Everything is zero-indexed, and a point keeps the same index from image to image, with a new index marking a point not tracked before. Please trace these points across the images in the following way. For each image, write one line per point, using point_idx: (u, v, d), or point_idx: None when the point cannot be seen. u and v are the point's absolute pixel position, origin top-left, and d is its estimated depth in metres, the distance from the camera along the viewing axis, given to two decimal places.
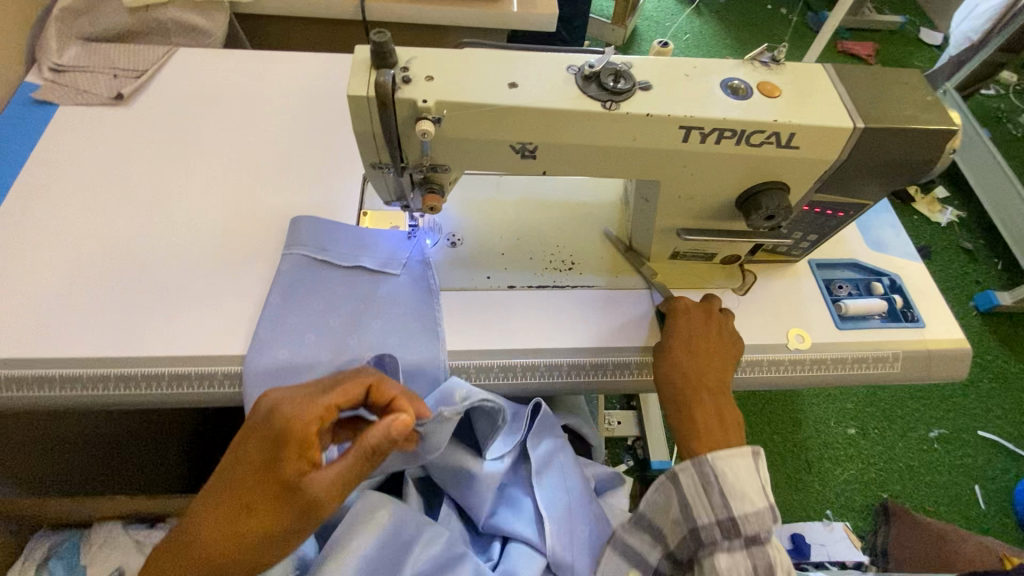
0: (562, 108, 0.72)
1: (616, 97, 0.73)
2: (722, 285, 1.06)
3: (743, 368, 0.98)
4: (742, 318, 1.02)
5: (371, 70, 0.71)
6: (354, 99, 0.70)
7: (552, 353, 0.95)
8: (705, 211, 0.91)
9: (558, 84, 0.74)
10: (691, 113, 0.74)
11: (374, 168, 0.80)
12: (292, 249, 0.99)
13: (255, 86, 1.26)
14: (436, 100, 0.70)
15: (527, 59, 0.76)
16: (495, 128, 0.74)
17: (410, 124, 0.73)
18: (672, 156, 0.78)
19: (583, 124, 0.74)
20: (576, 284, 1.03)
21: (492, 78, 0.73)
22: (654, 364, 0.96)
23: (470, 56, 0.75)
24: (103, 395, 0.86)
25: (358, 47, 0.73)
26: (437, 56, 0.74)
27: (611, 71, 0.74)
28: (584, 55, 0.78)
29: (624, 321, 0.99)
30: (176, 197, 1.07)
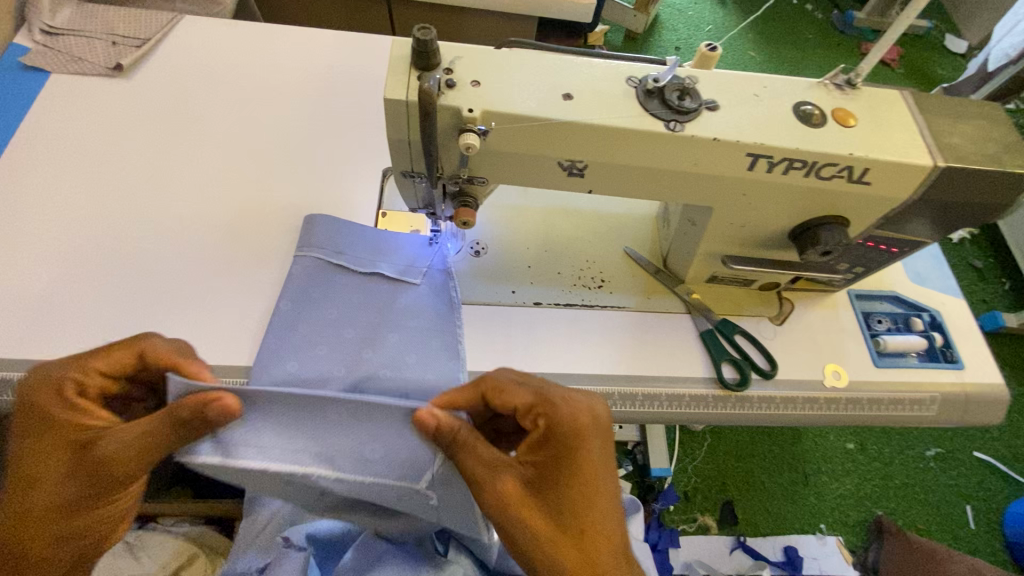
0: (620, 126, 0.65)
1: (681, 117, 0.66)
2: (757, 312, 1.00)
3: (777, 405, 0.93)
4: (778, 351, 0.97)
5: (411, 70, 0.63)
6: (390, 103, 0.62)
7: (576, 379, 0.89)
8: (754, 239, 0.84)
9: (617, 99, 0.66)
10: (761, 140, 0.67)
11: (404, 175, 0.72)
12: (304, 250, 0.92)
13: (267, 64, 1.16)
14: (482, 109, 0.63)
15: (582, 66, 0.68)
16: (543, 143, 0.66)
17: (450, 133, 0.65)
18: (732, 184, 0.72)
19: (642, 144, 0.66)
20: (606, 304, 0.97)
21: (544, 87, 0.65)
22: (685, 396, 0.90)
23: (520, 59, 0.67)
24: None
25: (397, 42, 0.65)
26: (483, 58, 0.66)
27: (676, 86, 0.66)
28: (645, 65, 0.70)
29: (655, 347, 0.93)
30: (178, 185, 0.99)
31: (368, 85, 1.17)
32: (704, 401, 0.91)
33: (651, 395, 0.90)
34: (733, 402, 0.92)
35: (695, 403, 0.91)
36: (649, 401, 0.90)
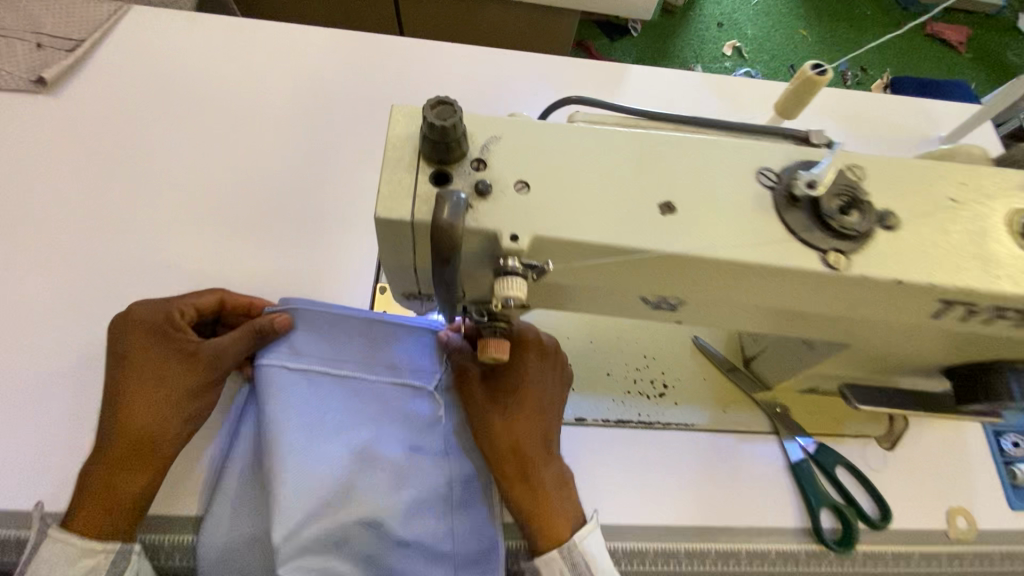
0: (751, 262, 0.41)
1: (846, 245, 0.42)
2: (864, 431, 0.77)
3: (884, 562, 0.72)
4: (890, 488, 0.75)
5: (418, 168, 0.40)
6: (386, 226, 0.39)
7: (628, 532, 0.69)
8: (890, 370, 0.61)
9: (743, 213, 0.42)
10: (969, 284, 0.42)
11: (408, 297, 0.50)
12: (274, 350, 0.69)
13: (237, 73, 0.91)
14: (532, 236, 0.39)
15: (684, 151, 0.43)
16: (622, 278, 0.43)
17: (480, 260, 0.42)
18: (896, 330, 0.48)
19: (774, 286, 0.43)
20: (670, 421, 0.74)
21: (625, 194, 0.41)
22: (769, 553, 0.71)
23: (588, 138, 0.43)
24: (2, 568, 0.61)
25: (395, 114, 0.42)
26: (530, 139, 0.42)
27: (838, 193, 0.42)
28: (778, 145, 0.45)
29: (732, 484, 0.72)
30: (121, 248, 0.77)
31: (365, 101, 0.91)
32: (793, 558, 0.71)
33: (725, 553, 0.71)
34: (830, 560, 0.71)
35: (781, 562, 0.71)
36: (722, 559, 0.71)
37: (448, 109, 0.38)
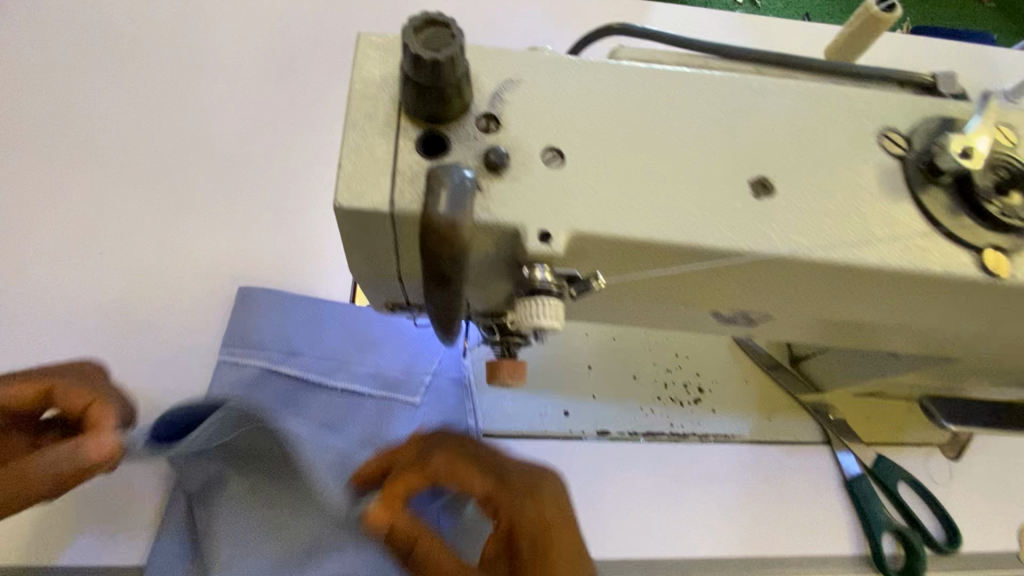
0: (889, 271, 0.28)
1: (1012, 240, 0.30)
2: (927, 437, 0.67)
3: None
4: (960, 503, 0.65)
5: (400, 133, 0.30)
6: (346, 215, 0.26)
7: (669, 568, 0.58)
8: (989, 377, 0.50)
9: (876, 199, 0.29)
10: None
11: (391, 307, 0.38)
12: (239, 354, 0.58)
13: (177, 15, 0.75)
14: (571, 233, 0.26)
15: (763, 88, 0.31)
16: (694, 293, 0.31)
17: (489, 265, 0.28)
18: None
19: (905, 292, 0.30)
20: (708, 434, 0.63)
21: (687, 154, 0.29)
22: None
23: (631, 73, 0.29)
24: None
25: (359, 45, 0.28)
26: (552, 77, 0.29)
27: (997, 157, 0.30)
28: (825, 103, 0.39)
29: (782, 507, 0.61)
30: (40, 233, 0.62)
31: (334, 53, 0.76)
32: None
33: None
34: None
35: None
36: None
37: (445, 38, 0.23)
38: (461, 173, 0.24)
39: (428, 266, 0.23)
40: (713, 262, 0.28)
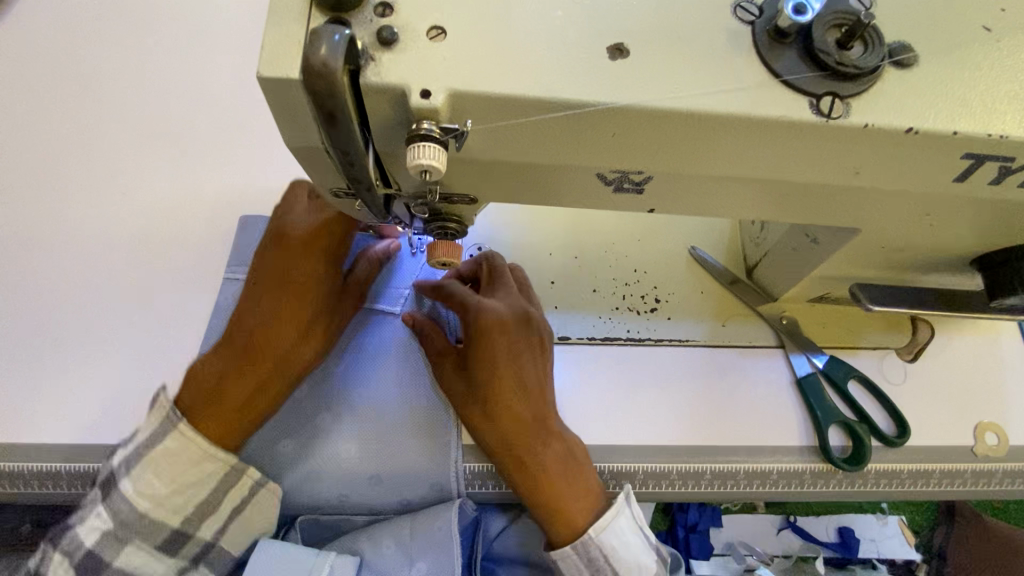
0: (729, 115, 0.33)
1: (846, 87, 0.34)
2: (882, 342, 0.70)
3: (902, 482, 0.66)
4: (912, 402, 0.68)
5: None
6: (270, 81, 0.32)
7: (624, 454, 0.63)
8: (913, 260, 0.53)
9: (722, 56, 0.34)
10: (1000, 128, 0.34)
11: (338, 196, 0.43)
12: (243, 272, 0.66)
13: None
14: (449, 92, 0.32)
15: None
16: (573, 145, 0.35)
17: (394, 130, 0.35)
18: (909, 200, 0.40)
19: (758, 141, 0.35)
20: (663, 338, 0.68)
21: (557, 26, 0.34)
22: (772, 474, 0.64)
23: None
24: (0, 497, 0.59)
25: None
26: None
27: (837, 16, 0.34)
28: None
29: (733, 403, 0.66)
30: (71, 174, 0.70)
31: None
32: (797, 479, 0.65)
33: (720, 475, 0.64)
34: (839, 478, 0.65)
35: (786, 482, 0.64)
36: (718, 482, 0.64)
37: None
38: (343, 32, 0.29)
39: (321, 103, 0.29)
40: (573, 115, 0.33)
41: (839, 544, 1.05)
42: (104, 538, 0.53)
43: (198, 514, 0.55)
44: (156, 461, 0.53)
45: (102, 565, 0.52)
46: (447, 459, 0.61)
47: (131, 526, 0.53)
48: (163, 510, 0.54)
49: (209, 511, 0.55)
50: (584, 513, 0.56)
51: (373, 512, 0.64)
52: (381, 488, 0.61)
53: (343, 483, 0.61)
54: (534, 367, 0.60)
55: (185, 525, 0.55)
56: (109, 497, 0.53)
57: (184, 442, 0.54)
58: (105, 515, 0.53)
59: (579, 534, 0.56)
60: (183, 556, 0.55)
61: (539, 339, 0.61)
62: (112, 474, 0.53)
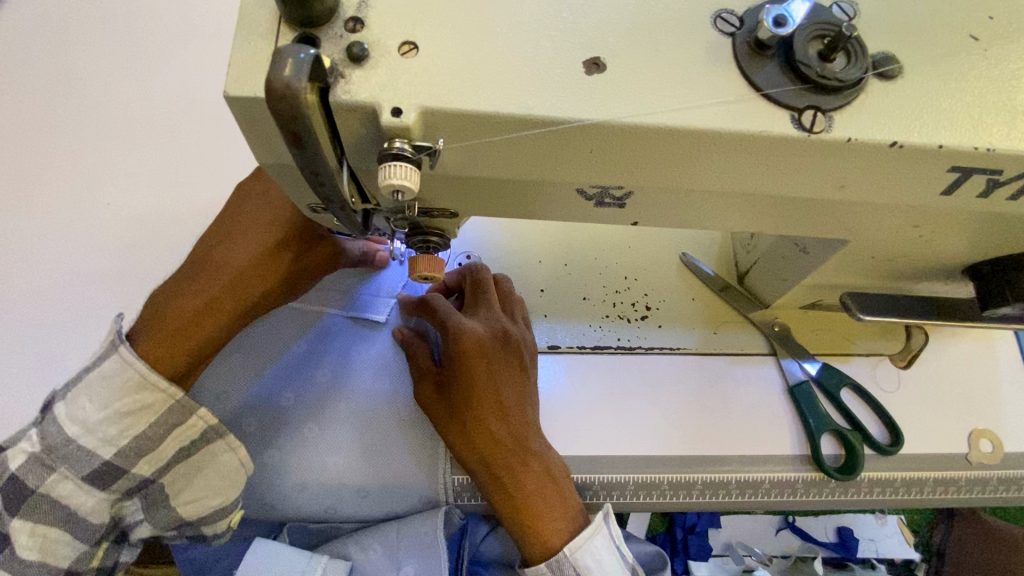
0: (708, 130, 0.32)
1: (829, 100, 0.33)
2: (875, 349, 0.70)
3: (896, 490, 0.65)
4: (906, 409, 0.67)
5: None
6: (237, 98, 0.31)
7: (613, 464, 0.63)
8: (906, 269, 0.52)
9: (701, 69, 0.33)
10: (986, 141, 0.33)
11: (315, 210, 0.42)
12: None
13: None
14: (420, 109, 0.31)
15: None
16: (550, 162, 0.35)
17: (367, 147, 0.34)
18: (896, 212, 0.39)
19: (740, 155, 0.34)
20: (653, 346, 0.68)
21: (532, 41, 0.33)
22: (764, 483, 0.63)
23: None
24: None
25: None
26: None
27: (819, 28, 0.33)
28: None
29: (724, 411, 0.65)
30: (55, 183, 0.69)
31: None
32: (790, 488, 0.64)
33: (712, 485, 0.63)
34: (832, 487, 0.64)
35: (778, 491, 0.64)
36: (710, 491, 0.63)
37: None
38: (309, 51, 0.28)
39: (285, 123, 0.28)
40: (548, 131, 0.32)
41: (839, 544, 1.04)
42: (30, 464, 0.47)
43: (134, 450, 0.49)
44: (89, 384, 0.48)
45: (28, 493, 0.47)
46: (434, 470, 0.61)
47: (58, 450, 0.48)
48: (93, 437, 0.48)
49: (148, 457, 0.50)
50: (558, 531, 0.56)
51: (360, 523, 0.63)
52: (366, 501, 0.61)
53: (330, 496, 0.61)
54: (515, 391, 0.60)
55: (117, 458, 0.49)
56: (44, 419, 0.48)
57: (119, 366, 0.48)
58: (35, 440, 0.48)
59: (551, 553, 0.56)
60: (116, 488, 0.50)
61: (519, 361, 0.62)
62: (50, 400, 0.49)
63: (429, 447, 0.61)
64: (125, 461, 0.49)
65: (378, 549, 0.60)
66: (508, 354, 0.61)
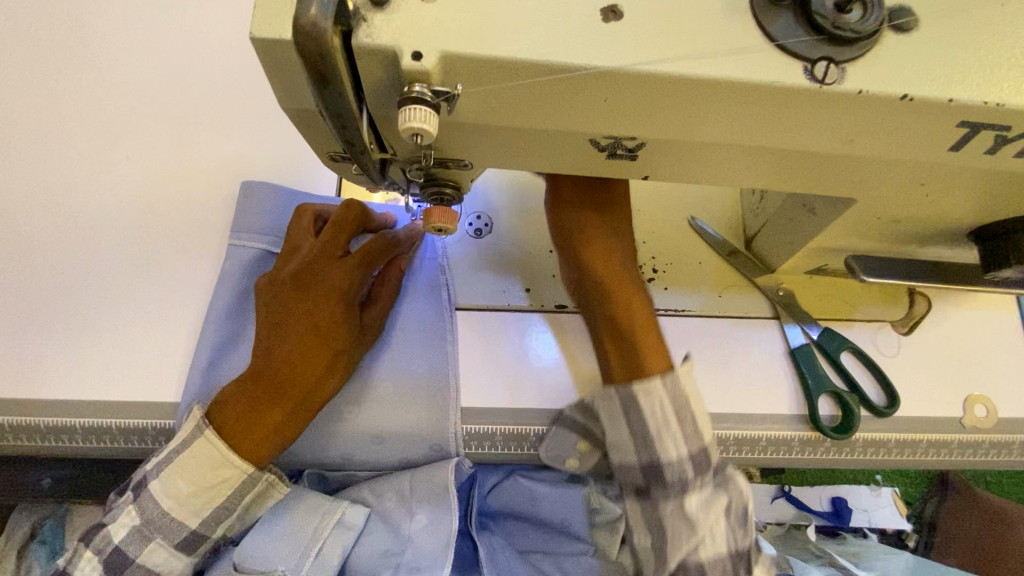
0: (722, 78, 0.33)
1: (843, 52, 0.33)
2: (876, 315, 0.71)
3: (888, 451, 0.67)
4: (903, 374, 0.69)
5: None
6: (262, 43, 0.32)
7: None
8: (913, 231, 0.53)
9: (719, 19, 0.34)
10: (999, 96, 0.34)
11: (335, 158, 0.44)
12: (240, 235, 0.65)
13: None
14: (441, 54, 0.32)
15: None
16: (566, 109, 0.35)
17: (387, 93, 0.35)
18: (907, 169, 0.40)
19: (753, 106, 0.35)
20: (659, 308, 0.69)
21: None
22: (760, 440, 0.66)
23: None
24: (16, 448, 0.62)
25: None
26: None
27: None
28: None
29: (725, 372, 0.67)
30: (78, 137, 0.70)
31: None
32: (786, 446, 0.66)
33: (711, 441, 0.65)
34: (825, 447, 0.67)
35: (773, 449, 0.66)
36: None
37: None
38: None
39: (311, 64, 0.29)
40: (565, 77, 0.33)
41: (832, 514, 1.13)
42: (133, 536, 0.53)
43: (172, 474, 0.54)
44: (180, 463, 0.53)
45: (130, 562, 0.53)
46: (445, 424, 0.63)
47: (155, 523, 0.53)
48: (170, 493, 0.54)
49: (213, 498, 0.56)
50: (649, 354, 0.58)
51: (375, 471, 0.66)
52: (387, 453, 0.64)
53: (353, 450, 0.63)
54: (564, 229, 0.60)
55: (179, 514, 0.54)
56: (141, 496, 0.54)
57: (203, 444, 0.54)
58: (135, 514, 0.54)
59: None
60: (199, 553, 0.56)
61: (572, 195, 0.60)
62: (143, 480, 0.54)
63: (441, 402, 0.63)
64: (209, 528, 0.55)
65: (391, 494, 0.64)
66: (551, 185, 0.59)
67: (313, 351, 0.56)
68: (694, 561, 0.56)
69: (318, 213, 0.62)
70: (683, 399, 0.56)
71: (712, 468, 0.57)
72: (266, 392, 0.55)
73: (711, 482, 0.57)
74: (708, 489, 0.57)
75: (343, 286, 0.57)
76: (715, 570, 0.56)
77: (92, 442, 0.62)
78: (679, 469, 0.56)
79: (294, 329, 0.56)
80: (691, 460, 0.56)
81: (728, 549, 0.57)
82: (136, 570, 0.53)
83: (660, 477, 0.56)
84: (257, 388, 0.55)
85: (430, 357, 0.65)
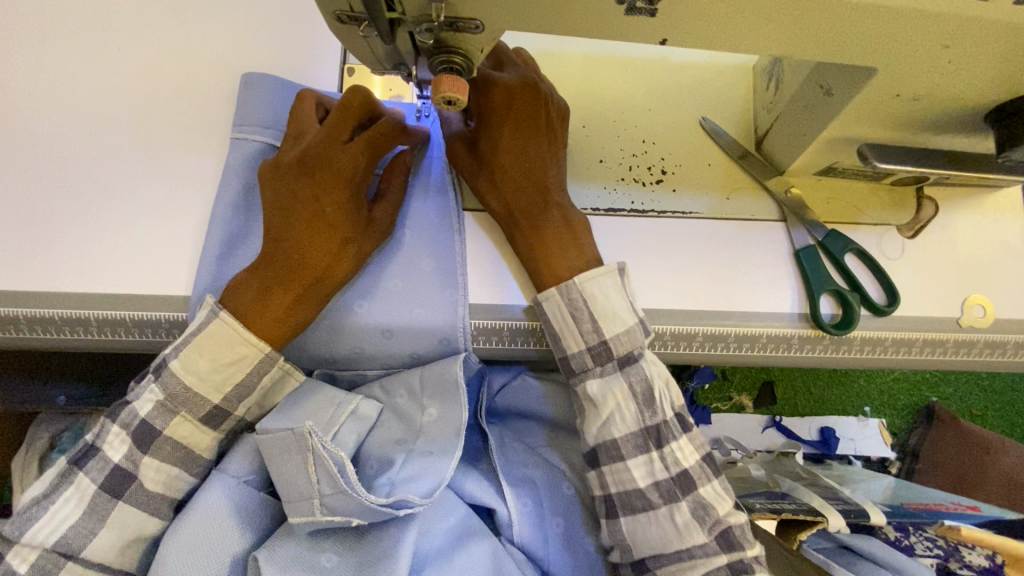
0: None
1: None
2: (882, 219, 0.71)
3: (885, 349, 0.69)
4: (904, 276, 0.69)
5: None
6: None
7: None
8: (927, 114, 0.52)
9: None
10: None
11: (341, 19, 0.44)
12: (243, 129, 0.64)
13: None
14: None
15: None
16: None
17: None
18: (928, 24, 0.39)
19: None
20: (666, 209, 0.69)
21: None
22: (762, 337, 0.67)
23: None
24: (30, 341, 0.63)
25: None
26: None
27: None
28: None
29: (730, 272, 0.68)
30: (69, 28, 0.67)
31: None
32: (786, 343, 0.68)
33: (713, 337, 0.67)
34: (824, 344, 0.68)
35: (774, 346, 0.68)
36: (709, 343, 0.67)
37: None
38: None
39: None
40: None
41: (820, 442, 1.18)
42: (156, 410, 0.56)
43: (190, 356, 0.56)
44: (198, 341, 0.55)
45: (156, 435, 0.56)
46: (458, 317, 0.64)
47: (179, 396, 0.56)
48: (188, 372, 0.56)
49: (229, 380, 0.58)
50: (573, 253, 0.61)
51: (386, 368, 0.68)
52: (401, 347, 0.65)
53: (368, 345, 0.65)
54: (540, 153, 0.64)
55: (201, 386, 0.56)
56: (162, 374, 0.55)
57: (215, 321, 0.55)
58: (157, 391, 0.56)
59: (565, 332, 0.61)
60: (224, 429, 0.59)
61: (546, 120, 0.64)
62: (163, 362, 0.56)
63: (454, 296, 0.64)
64: (233, 405, 0.58)
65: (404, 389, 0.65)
66: (535, 106, 0.64)
67: (320, 236, 0.58)
68: (609, 440, 0.60)
69: (319, 102, 0.64)
70: (592, 290, 0.60)
71: (614, 360, 0.60)
72: (279, 274, 0.58)
73: (614, 370, 0.60)
74: (608, 375, 0.60)
75: (348, 171, 0.59)
76: (626, 442, 0.59)
77: (106, 334, 0.62)
78: (580, 360, 0.61)
79: (300, 213, 0.58)
80: (624, 357, 0.60)
81: (634, 425, 0.59)
82: (164, 441, 0.56)
83: (570, 367, 0.62)
84: (270, 270, 0.58)
85: (442, 252, 0.65)
